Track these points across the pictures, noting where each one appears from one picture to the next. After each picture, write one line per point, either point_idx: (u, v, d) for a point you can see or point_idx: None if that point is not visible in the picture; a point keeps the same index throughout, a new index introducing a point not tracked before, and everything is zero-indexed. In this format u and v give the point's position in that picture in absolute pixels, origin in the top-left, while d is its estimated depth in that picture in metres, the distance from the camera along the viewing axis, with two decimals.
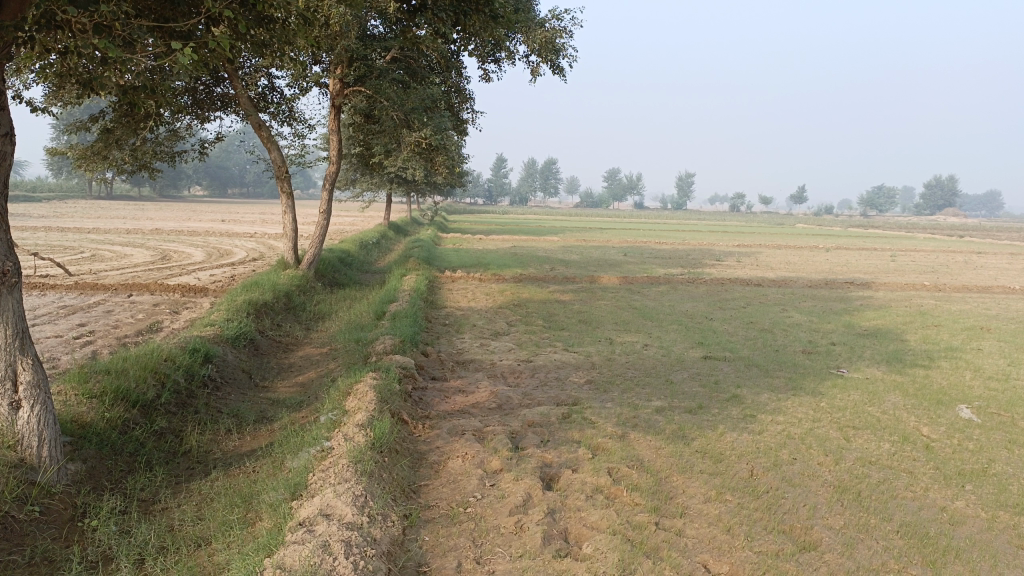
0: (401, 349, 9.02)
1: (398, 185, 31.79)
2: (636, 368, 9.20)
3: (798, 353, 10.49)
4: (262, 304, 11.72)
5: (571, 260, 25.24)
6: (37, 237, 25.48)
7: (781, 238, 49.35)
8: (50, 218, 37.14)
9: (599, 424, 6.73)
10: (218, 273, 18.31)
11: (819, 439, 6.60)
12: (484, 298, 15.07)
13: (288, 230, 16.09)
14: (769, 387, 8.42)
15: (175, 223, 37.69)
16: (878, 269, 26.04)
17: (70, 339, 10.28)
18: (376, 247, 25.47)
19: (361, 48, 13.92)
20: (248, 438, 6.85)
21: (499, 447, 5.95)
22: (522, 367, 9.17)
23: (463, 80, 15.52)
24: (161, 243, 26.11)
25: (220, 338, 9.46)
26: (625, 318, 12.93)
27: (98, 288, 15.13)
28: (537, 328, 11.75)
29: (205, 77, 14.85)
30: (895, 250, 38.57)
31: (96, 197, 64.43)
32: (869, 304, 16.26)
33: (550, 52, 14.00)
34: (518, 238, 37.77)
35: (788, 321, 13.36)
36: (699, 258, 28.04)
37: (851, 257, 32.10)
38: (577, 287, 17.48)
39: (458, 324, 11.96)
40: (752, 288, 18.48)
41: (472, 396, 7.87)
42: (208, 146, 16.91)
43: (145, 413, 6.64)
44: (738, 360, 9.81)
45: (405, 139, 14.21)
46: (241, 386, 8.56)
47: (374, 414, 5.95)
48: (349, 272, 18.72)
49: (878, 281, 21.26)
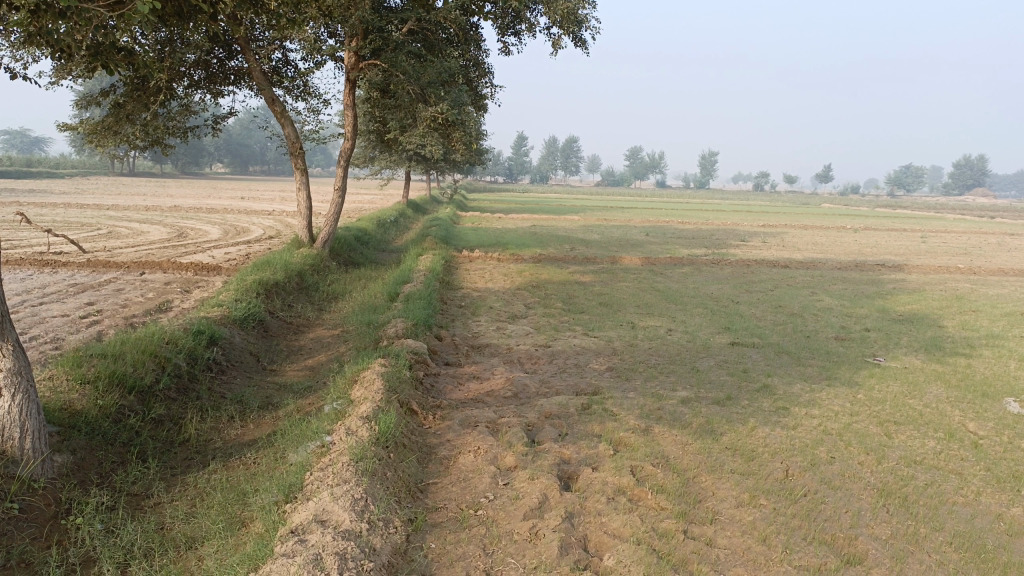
0: (413, 333, 8.64)
1: (416, 162, 31.32)
2: (659, 355, 8.76)
3: (830, 339, 9.97)
4: (273, 283, 11.38)
5: (591, 240, 24.71)
6: (55, 213, 25.39)
7: (808, 218, 48.28)
8: (73, 194, 37.33)
9: (621, 416, 6.30)
10: (233, 251, 18.04)
11: (859, 436, 6.15)
12: (502, 279, 14.64)
13: (302, 208, 15.72)
14: (802, 376, 7.94)
15: (195, 200, 37.61)
16: (909, 250, 25.22)
17: (77, 319, 10.02)
18: (394, 226, 25.11)
19: (377, 19, 13.47)
20: (250, 427, 6.51)
21: (514, 441, 5.55)
22: (540, 352, 8.76)
23: (482, 53, 15.00)
24: (178, 220, 25.95)
25: (227, 319, 9.13)
26: (647, 301, 12.47)
27: (111, 266, 14.91)
28: (556, 311, 11.32)
29: (218, 48, 14.47)
30: (926, 232, 37.49)
31: (118, 173, 64.83)
32: (901, 287, 15.63)
33: (573, 22, 13.41)
34: (537, 216, 37.26)
35: (818, 305, 12.82)
36: (723, 238, 27.38)
37: (880, 238, 31.22)
38: (597, 268, 17.02)
39: (475, 306, 11.56)
40: (779, 270, 17.90)
41: (486, 383, 7.48)
42: (221, 122, 16.54)
43: (142, 400, 6.32)
44: (767, 347, 9.33)
45: (421, 114, 13.73)
46: (247, 370, 8.24)
47: (380, 405, 5.58)
48: (365, 250, 18.37)
49: (910, 263, 20.56)
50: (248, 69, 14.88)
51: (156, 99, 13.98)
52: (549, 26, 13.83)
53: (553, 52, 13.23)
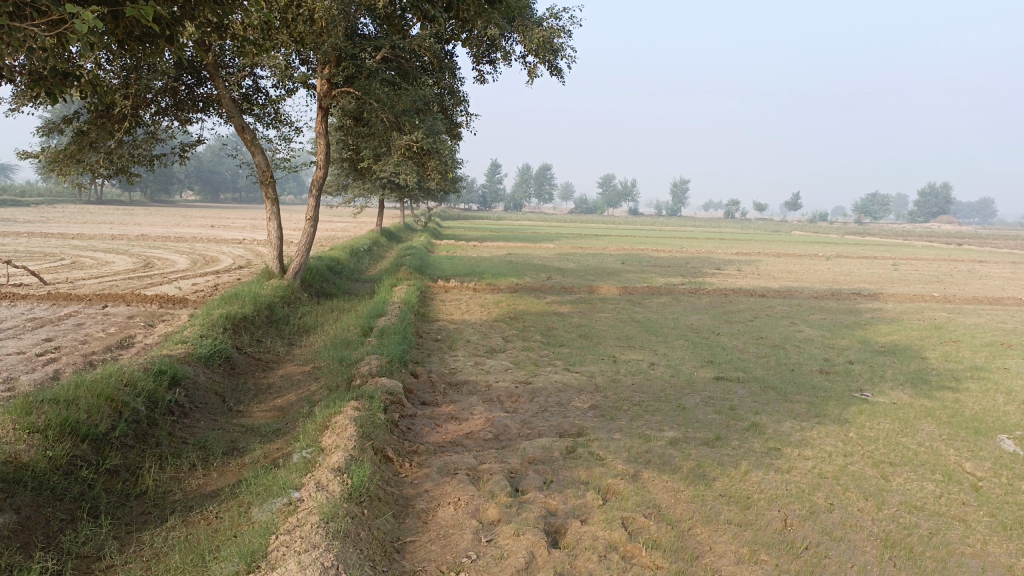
0: (388, 371, 8.28)
1: (390, 191, 31.07)
2: (643, 391, 8.47)
3: (815, 373, 9.77)
4: (240, 317, 10.95)
5: (567, 269, 24.53)
6: (17, 243, 24.65)
7: (780, 246, 48.64)
8: (38, 223, 36.46)
9: (608, 461, 6.00)
10: (201, 282, 17.53)
11: (855, 480, 5.92)
12: (479, 311, 14.31)
13: (273, 238, 15.30)
14: (791, 414, 7.69)
15: (165, 229, 36.95)
16: (883, 279, 25.39)
17: (32, 357, 9.51)
18: (367, 255, 24.70)
19: (351, 46, 13.25)
20: (214, 476, 6.10)
21: (496, 491, 5.20)
22: (520, 390, 8.43)
23: (457, 81, 14.85)
24: (146, 250, 25.32)
25: (192, 356, 8.69)
26: (628, 333, 12.22)
27: (72, 298, 14.35)
28: (535, 344, 11.01)
29: (186, 75, 14.14)
30: (897, 259, 37.89)
31: (85, 202, 63.76)
32: (879, 317, 15.57)
33: (548, 51, 13.28)
34: (512, 244, 37.08)
35: (800, 336, 12.66)
36: (698, 267, 27.35)
37: (853, 266, 31.45)
38: (575, 298, 16.79)
39: (451, 340, 11.22)
40: (757, 299, 17.80)
41: (465, 424, 7.15)
42: (189, 150, 16.12)
43: (97, 449, 5.88)
44: (753, 382, 9.10)
45: (396, 142, 13.47)
46: (212, 412, 7.82)
47: (353, 453, 5.22)
48: (338, 281, 17.97)
49: (885, 292, 20.61)
50: (217, 96, 14.54)
51: (121, 126, 13.58)
52: (524, 55, 13.72)
53: (529, 81, 13.08)
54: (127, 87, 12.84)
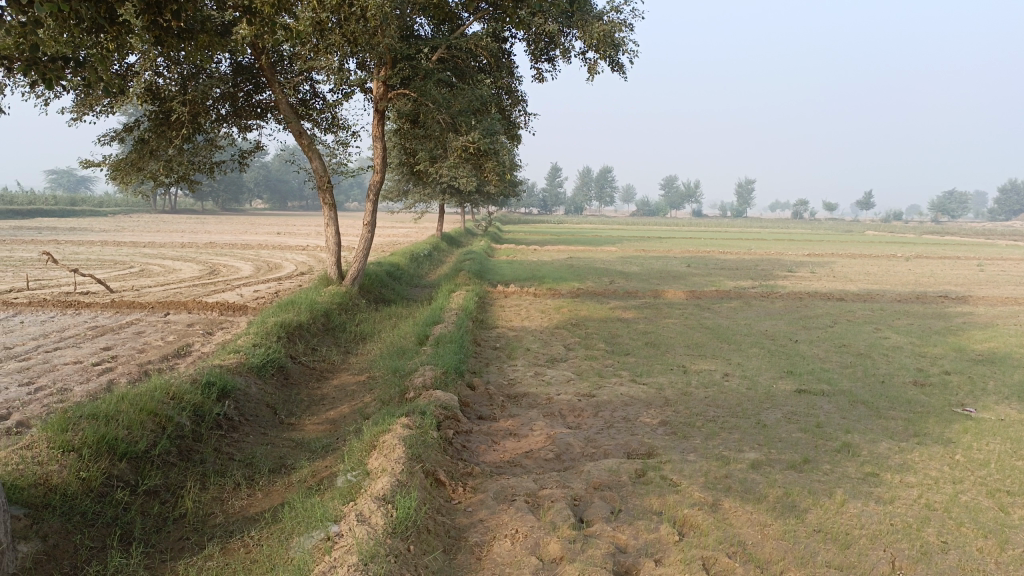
0: (443, 383, 7.81)
1: (451, 196, 30.94)
2: (718, 405, 7.80)
3: (908, 386, 8.92)
4: (295, 325, 10.69)
5: (630, 272, 23.86)
6: (91, 251, 25.32)
7: (855, 247, 46.67)
8: (115, 232, 37.61)
9: (683, 487, 5.38)
10: (262, 289, 17.50)
11: (970, 513, 5.18)
12: (539, 317, 13.78)
13: (331, 243, 15.09)
14: (887, 433, 6.99)
15: (231, 236, 37.62)
16: (969, 280, 23.90)
17: (89, 367, 9.41)
18: (427, 260, 24.48)
19: (406, 47, 12.96)
20: (258, 496, 5.74)
21: (559, 522, 4.65)
22: (584, 403, 7.86)
23: (515, 81, 14.41)
24: (212, 257, 25.63)
25: (243, 366, 8.42)
26: (698, 340, 11.52)
27: (136, 306, 14.41)
28: (599, 353, 10.43)
29: (244, 81, 14.09)
30: (982, 259, 35.82)
31: (158, 211, 65.86)
32: (973, 322, 14.42)
33: (610, 46, 12.56)
34: (573, 248, 36.48)
35: (886, 343, 11.73)
36: (769, 269, 26.24)
37: (936, 266, 29.77)
38: (639, 303, 16.13)
39: (511, 348, 10.74)
40: (835, 303, 16.80)
41: (524, 443, 6.64)
42: (248, 157, 16.06)
43: (136, 467, 5.59)
44: (840, 396, 8.33)
45: (452, 144, 13.05)
46: (262, 425, 7.50)
47: (401, 478, 4.77)
48: (397, 287, 17.73)
49: (975, 295, 19.27)
50: (275, 102, 14.42)
51: (180, 133, 13.59)
52: (584, 51, 13.15)
53: (589, 78, 12.42)
54: (185, 95, 12.85)
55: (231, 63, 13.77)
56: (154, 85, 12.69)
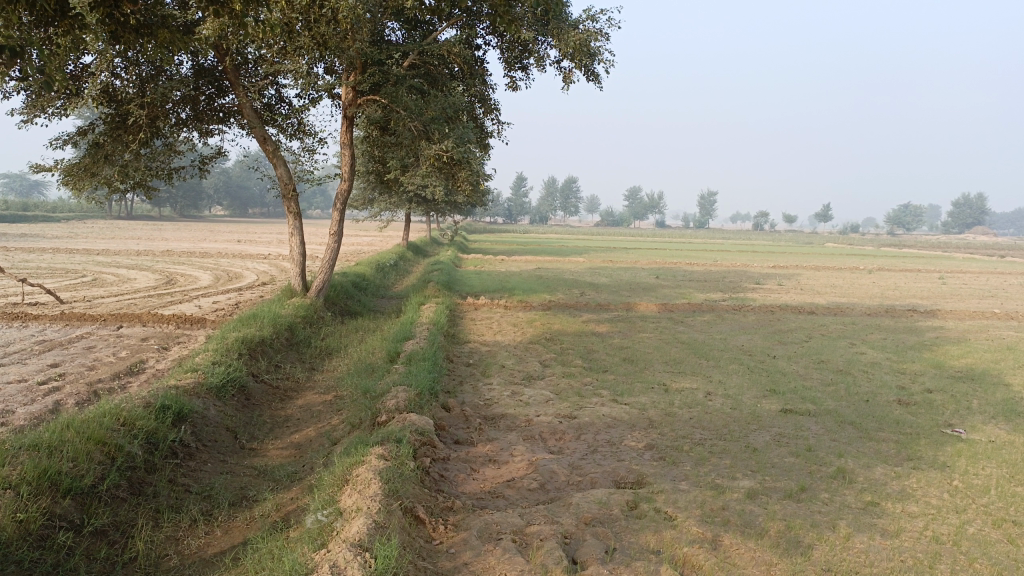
0: (417, 405, 7.37)
1: (417, 205, 30.45)
2: (704, 427, 7.49)
3: (893, 405, 8.74)
4: (257, 341, 10.15)
5: (600, 284, 23.62)
6: (41, 260, 24.26)
7: (818, 258, 47.23)
8: (67, 239, 36.25)
9: (679, 522, 5.03)
10: (222, 300, 16.85)
11: (980, 546, 4.94)
12: (512, 331, 13.39)
13: (295, 254, 14.52)
14: (880, 458, 6.76)
15: (189, 244, 36.63)
16: (934, 293, 24.15)
17: (33, 386, 8.75)
18: (393, 270, 23.95)
19: (377, 52, 12.57)
20: (217, 534, 5.25)
21: (551, 565, 4.26)
22: (565, 426, 7.50)
23: (489, 89, 14.07)
24: (169, 266, 24.76)
25: (202, 387, 7.88)
26: (676, 356, 11.24)
27: (87, 318, 13.68)
28: (576, 370, 10.09)
29: (206, 84, 13.54)
30: (943, 272, 36.39)
31: (114, 217, 63.98)
32: (945, 337, 14.42)
33: (586, 55, 12.29)
34: (539, 258, 36.21)
35: (865, 359, 11.60)
36: (737, 281, 26.26)
37: (900, 279, 30.11)
38: (612, 316, 15.85)
39: (485, 365, 10.34)
40: (807, 316, 16.73)
41: (505, 471, 6.25)
42: (209, 163, 15.44)
43: (82, 505, 5.07)
44: (826, 416, 8.10)
45: (425, 152, 12.62)
46: (222, 451, 6.99)
47: (378, 518, 4.34)
48: (363, 298, 17.22)
49: (942, 308, 19.41)
50: (239, 106, 13.88)
51: (137, 137, 12.96)
52: (559, 60, 12.89)
53: (565, 87, 12.15)
54: (142, 98, 12.27)
55: (192, 65, 13.23)
56: (110, 86, 12.10)
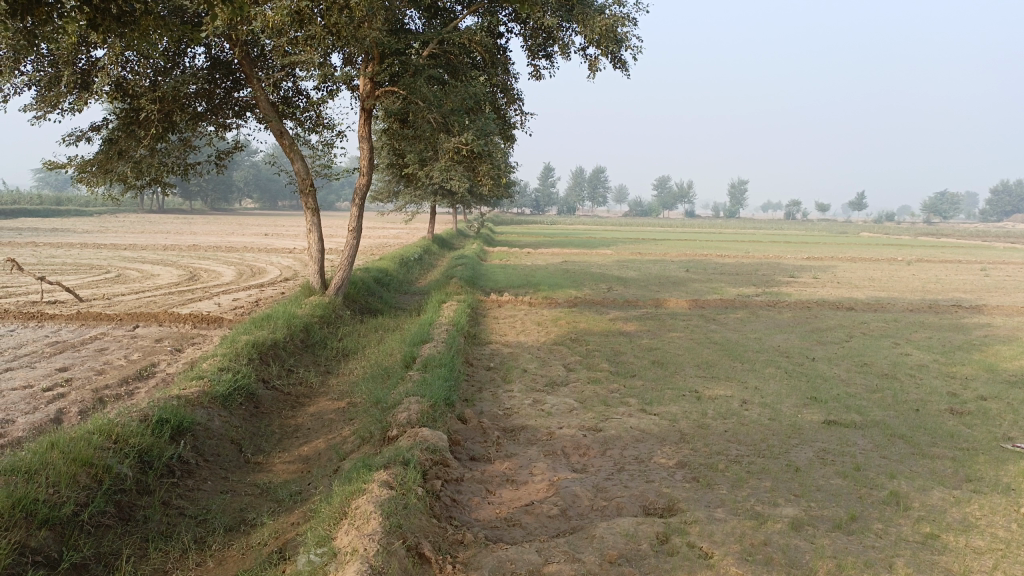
0: (430, 418, 6.90)
1: (442, 197, 29.99)
2: (740, 442, 6.92)
3: (945, 415, 8.08)
4: (269, 344, 9.74)
5: (628, 278, 22.97)
6: (67, 256, 24.23)
7: (852, 249, 45.93)
8: (95, 233, 36.39)
9: (716, 560, 4.49)
10: (241, 298, 16.55)
11: None
12: (536, 331, 12.87)
13: (313, 252, 14.13)
14: (935, 479, 6.15)
15: (217, 238, 36.64)
16: (977, 287, 23.16)
17: (38, 392, 8.40)
18: (417, 265, 23.56)
19: (394, 41, 12.10)
20: (209, 566, 4.83)
21: None
22: (589, 439, 6.99)
23: (512, 78, 13.51)
24: (193, 261, 24.55)
25: (206, 396, 7.47)
26: (708, 359, 10.65)
27: (103, 318, 13.42)
28: (603, 374, 9.55)
29: (221, 76, 13.19)
30: (984, 263, 35.16)
31: (144, 211, 64.60)
32: (994, 336, 13.63)
33: (612, 41, 11.69)
34: (566, 251, 35.53)
35: (911, 361, 10.90)
36: (770, 274, 25.42)
37: (942, 271, 29.01)
38: (640, 314, 15.26)
39: (506, 369, 9.84)
40: (845, 313, 15.99)
41: (523, 493, 5.76)
42: (226, 158, 15.10)
43: (61, 536, 4.68)
44: (873, 429, 7.48)
45: (443, 145, 12.11)
46: (224, 466, 6.60)
47: (375, 563, 3.88)
48: (385, 294, 16.82)
49: (988, 303, 18.49)
50: (254, 99, 13.50)
51: (151, 133, 12.63)
52: (584, 48, 12.33)
53: (590, 77, 11.62)
54: (155, 93, 11.95)
55: (207, 56, 12.88)
56: (123, 80, 11.78)
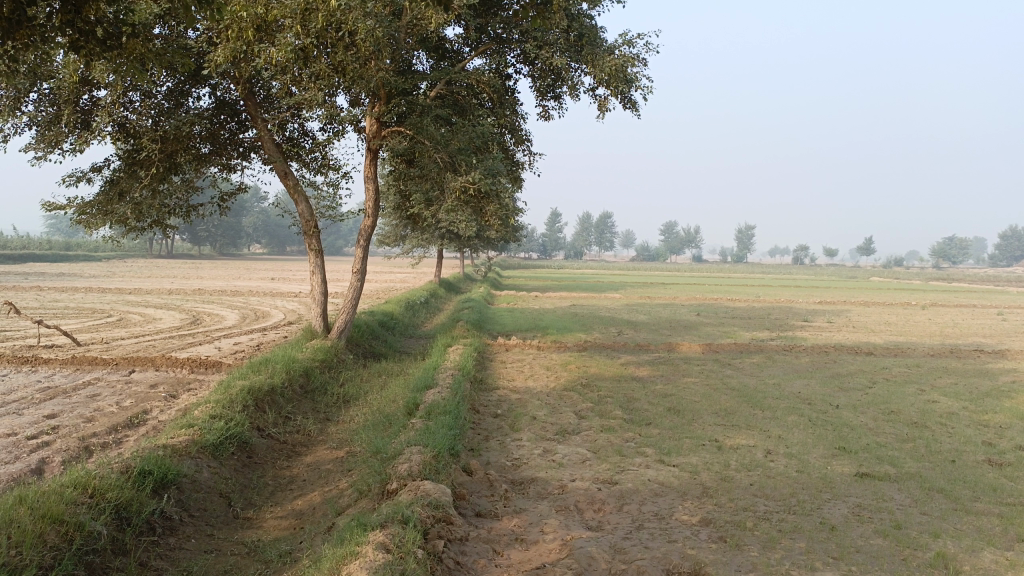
0: (433, 470, 6.42)
1: (450, 240, 29.74)
2: (768, 497, 6.40)
3: (984, 467, 7.55)
4: (266, 390, 9.29)
5: (638, 322, 22.49)
6: (70, 299, 23.93)
7: (863, 293, 45.40)
8: (99, 278, 36.11)
9: None
10: (243, 342, 16.13)
11: None
12: (545, 375, 12.40)
13: (316, 294, 13.74)
14: (985, 539, 5.61)
15: (222, 282, 36.36)
16: (996, 331, 22.58)
17: (21, 440, 7.96)
18: (423, 308, 23.16)
19: (401, 81, 11.91)
20: None
21: None
22: (604, 493, 6.49)
23: (519, 118, 13.29)
24: (196, 305, 24.20)
25: (196, 446, 7.02)
26: (726, 406, 10.14)
27: (99, 362, 13.02)
28: (616, 422, 9.06)
29: (226, 117, 13.05)
30: (999, 307, 34.60)
31: (152, 256, 64.66)
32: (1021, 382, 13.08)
33: (622, 82, 11.39)
34: (575, 295, 35.08)
35: (940, 409, 10.36)
36: (783, 318, 24.89)
37: (958, 316, 28.40)
38: (652, 358, 14.77)
39: (514, 417, 9.35)
40: (864, 358, 15.44)
41: (534, 554, 5.24)
42: (229, 200, 14.87)
43: None
44: (910, 482, 6.94)
45: (450, 185, 11.81)
46: (210, 522, 6.12)
47: None
48: (389, 338, 16.38)
49: (1010, 348, 17.91)
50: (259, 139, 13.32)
51: (153, 174, 12.42)
52: (593, 88, 12.08)
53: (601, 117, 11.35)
54: (158, 133, 11.75)
55: (213, 97, 12.75)
56: (127, 120, 11.60)
